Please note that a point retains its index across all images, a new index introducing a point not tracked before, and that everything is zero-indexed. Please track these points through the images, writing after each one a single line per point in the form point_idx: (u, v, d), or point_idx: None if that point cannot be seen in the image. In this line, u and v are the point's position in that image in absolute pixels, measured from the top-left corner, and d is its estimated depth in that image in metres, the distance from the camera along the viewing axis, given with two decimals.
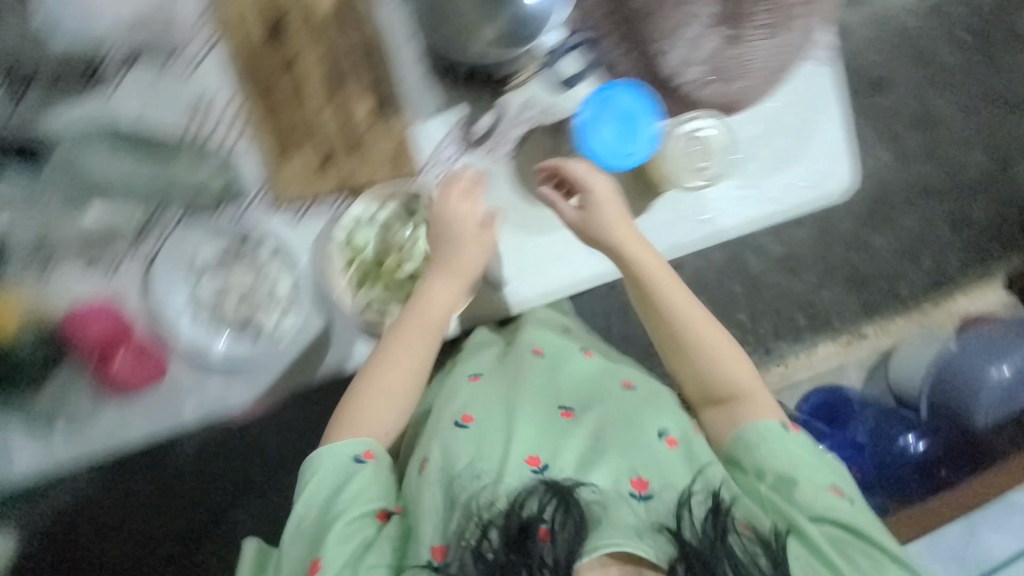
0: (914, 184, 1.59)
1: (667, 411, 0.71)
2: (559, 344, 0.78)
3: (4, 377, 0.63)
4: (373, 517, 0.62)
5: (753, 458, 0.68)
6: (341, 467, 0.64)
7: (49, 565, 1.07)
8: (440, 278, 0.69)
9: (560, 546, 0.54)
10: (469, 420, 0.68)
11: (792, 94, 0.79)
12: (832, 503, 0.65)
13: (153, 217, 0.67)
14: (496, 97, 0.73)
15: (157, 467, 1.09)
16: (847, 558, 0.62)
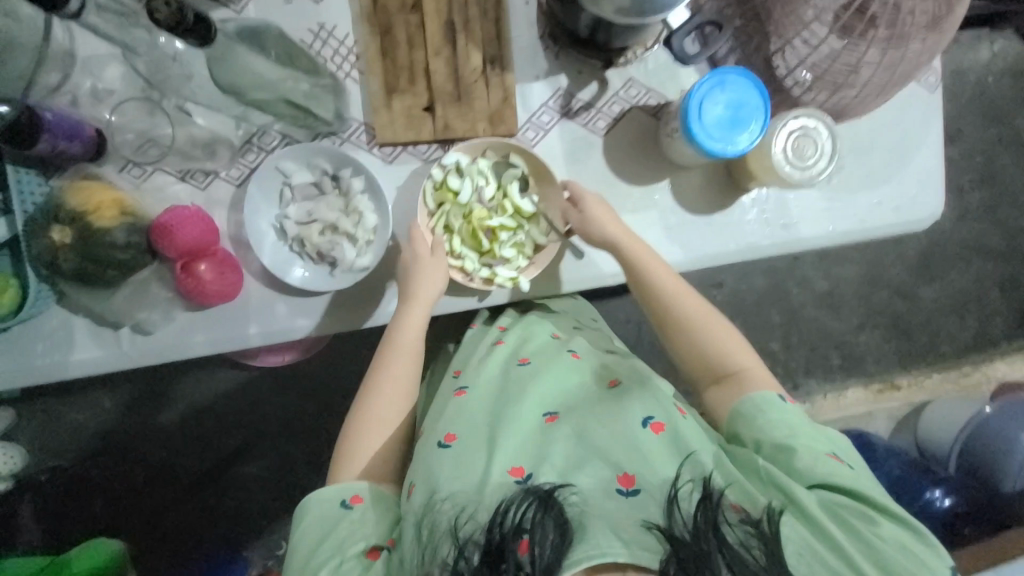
0: (971, 241, 1.55)
1: (659, 396, 0.66)
2: (546, 344, 0.75)
3: (88, 269, 0.62)
4: (362, 557, 0.59)
5: (753, 432, 0.63)
6: (326, 518, 0.62)
7: (96, 466, 1.25)
8: (406, 306, 0.68)
9: (542, 557, 0.50)
10: (452, 438, 0.64)
11: (890, 114, 0.78)
12: (832, 470, 0.59)
13: (256, 136, 0.70)
14: (601, 72, 0.73)
15: (196, 398, 1.25)
16: (850, 530, 0.56)
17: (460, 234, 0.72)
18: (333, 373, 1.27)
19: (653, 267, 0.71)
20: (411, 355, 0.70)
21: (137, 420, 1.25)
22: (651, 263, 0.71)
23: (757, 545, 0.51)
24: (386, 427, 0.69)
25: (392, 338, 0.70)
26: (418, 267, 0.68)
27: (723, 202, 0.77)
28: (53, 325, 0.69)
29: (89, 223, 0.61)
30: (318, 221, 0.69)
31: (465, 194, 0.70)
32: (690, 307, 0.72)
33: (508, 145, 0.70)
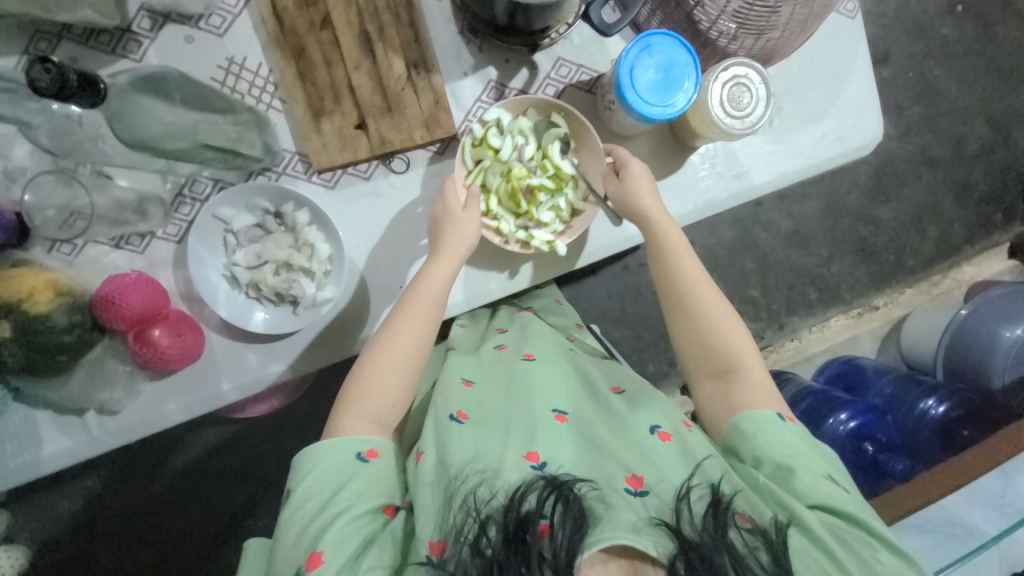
0: (917, 155, 1.59)
1: (662, 406, 0.67)
2: (545, 346, 0.74)
3: (31, 360, 0.59)
4: (379, 512, 0.58)
5: (755, 448, 0.62)
6: (342, 468, 0.59)
7: (90, 552, 1.20)
8: (436, 258, 0.65)
9: (565, 544, 0.50)
10: (465, 415, 0.63)
11: (816, 48, 0.79)
12: (834, 495, 0.59)
13: (187, 188, 0.67)
14: (528, 56, 0.72)
15: (184, 463, 1.21)
16: (852, 555, 0.56)
17: (498, 193, 0.69)
18: (319, 411, 1.23)
19: (654, 209, 0.69)
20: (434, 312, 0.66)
21: (130, 495, 1.20)
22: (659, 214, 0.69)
23: (762, 549, 0.53)
24: (401, 391, 0.65)
25: (413, 291, 0.66)
26: (448, 219, 0.66)
27: (674, 164, 0.77)
28: (14, 424, 0.66)
29: (25, 311, 0.58)
30: (270, 262, 0.67)
31: (505, 151, 0.67)
32: (704, 299, 0.70)
33: (550, 104, 0.67)
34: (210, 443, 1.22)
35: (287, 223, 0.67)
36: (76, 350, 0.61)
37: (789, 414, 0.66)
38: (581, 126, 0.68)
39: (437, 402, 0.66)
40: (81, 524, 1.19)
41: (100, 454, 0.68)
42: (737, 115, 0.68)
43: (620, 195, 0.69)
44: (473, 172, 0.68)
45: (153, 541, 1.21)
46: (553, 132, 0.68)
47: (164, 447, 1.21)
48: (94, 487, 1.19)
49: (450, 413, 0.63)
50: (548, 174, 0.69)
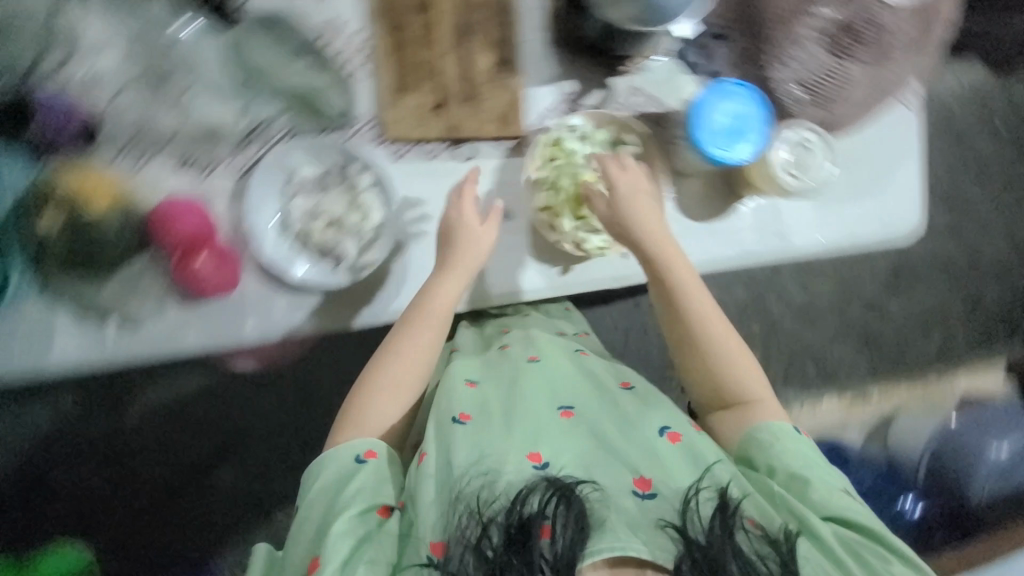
0: (934, 258, 1.64)
1: (670, 408, 0.70)
2: (551, 346, 0.75)
3: (81, 257, 0.63)
4: (373, 513, 0.60)
5: (766, 458, 0.67)
6: (343, 472, 0.63)
7: (46, 471, 1.17)
8: (444, 274, 0.68)
9: (563, 548, 0.52)
10: (467, 417, 0.64)
11: (873, 132, 0.83)
12: (841, 505, 0.64)
13: (259, 129, 0.68)
14: (607, 78, 0.75)
15: (163, 400, 1.19)
16: (858, 558, 0.60)
17: (563, 192, 0.72)
18: (312, 375, 1.22)
19: (654, 235, 0.69)
20: (437, 326, 0.69)
21: (99, 422, 1.18)
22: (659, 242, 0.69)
23: (770, 557, 0.55)
24: (400, 399, 0.69)
25: (424, 305, 0.69)
26: (462, 230, 0.67)
27: (723, 210, 0.79)
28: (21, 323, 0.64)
29: (83, 210, 0.62)
30: (324, 215, 0.69)
31: (581, 155, 0.72)
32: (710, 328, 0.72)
33: (626, 124, 0.73)
34: (194, 386, 1.20)
35: (349, 181, 0.68)
36: (122, 253, 0.64)
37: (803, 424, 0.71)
38: (653, 150, 0.73)
39: (441, 404, 0.67)
40: (43, 441, 1.16)
41: (104, 369, 0.67)
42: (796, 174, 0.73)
43: (614, 220, 0.69)
44: (547, 163, 0.71)
45: (114, 472, 1.19)
46: (626, 147, 0.73)
47: (146, 380, 1.19)
48: (66, 405, 1.17)
49: (453, 416, 0.65)
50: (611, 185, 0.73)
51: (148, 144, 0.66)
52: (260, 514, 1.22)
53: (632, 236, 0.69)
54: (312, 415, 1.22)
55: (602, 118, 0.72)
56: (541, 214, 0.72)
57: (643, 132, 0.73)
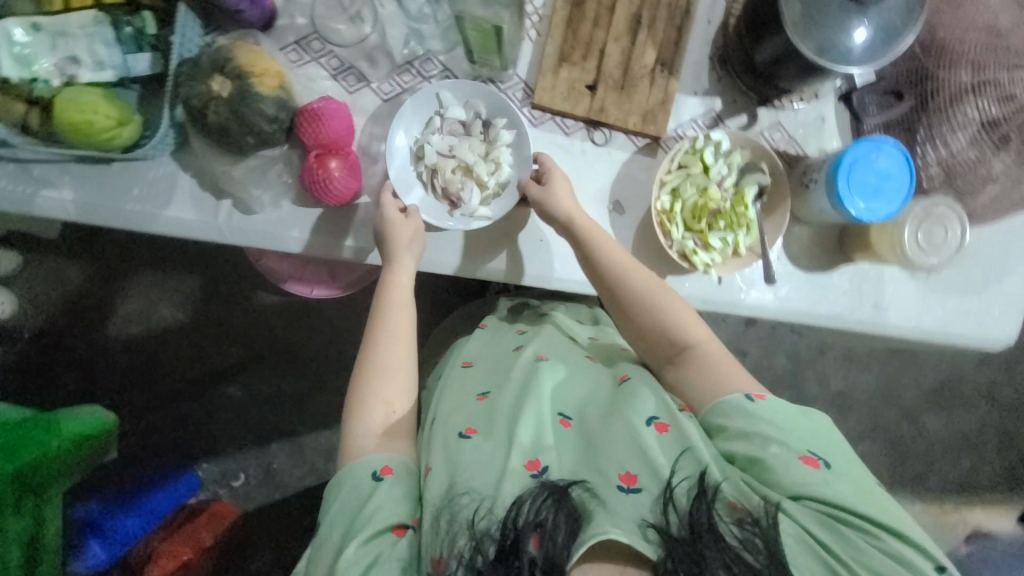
0: (983, 387, 1.58)
1: (654, 390, 0.63)
2: (564, 350, 0.73)
3: (218, 128, 0.61)
4: (388, 532, 0.55)
5: (728, 435, 0.60)
6: (359, 492, 0.58)
7: (71, 336, 1.19)
8: (394, 262, 0.66)
9: (551, 552, 0.49)
10: (473, 430, 0.62)
11: (998, 233, 0.80)
12: (808, 475, 0.55)
13: (418, 61, 0.70)
14: (754, 107, 0.75)
15: (199, 300, 1.22)
16: (843, 541, 0.52)
17: (685, 203, 0.72)
18: (355, 317, 1.25)
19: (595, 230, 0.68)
20: (408, 307, 0.67)
21: (134, 303, 1.21)
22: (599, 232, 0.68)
23: (757, 548, 0.49)
24: (401, 391, 0.64)
25: (383, 295, 0.67)
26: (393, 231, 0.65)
27: (828, 265, 0.77)
28: (155, 175, 0.68)
29: (251, 85, 0.61)
30: (456, 158, 0.69)
31: (715, 169, 0.71)
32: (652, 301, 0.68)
33: (765, 153, 0.72)
34: (233, 295, 1.23)
35: (487, 134, 0.70)
36: (257, 140, 0.63)
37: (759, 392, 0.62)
38: (783, 185, 0.72)
39: (447, 417, 0.65)
40: (78, 306, 1.19)
41: (203, 241, 0.70)
42: (923, 248, 0.71)
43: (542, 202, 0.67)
44: (675, 171, 0.71)
45: (132, 355, 1.21)
46: (756, 175, 0.72)
47: (190, 276, 1.21)
48: (109, 277, 1.20)
49: (460, 430, 0.62)
50: (731, 207, 0.72)
51: (315, 47, 0.69)
52: (258, 441, 1.23)
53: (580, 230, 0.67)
54: (336, 358, 1.25)
55: (738, 141, 0.73)
56: (660, 215, 0.71)
57: (778, 165, 0.72)
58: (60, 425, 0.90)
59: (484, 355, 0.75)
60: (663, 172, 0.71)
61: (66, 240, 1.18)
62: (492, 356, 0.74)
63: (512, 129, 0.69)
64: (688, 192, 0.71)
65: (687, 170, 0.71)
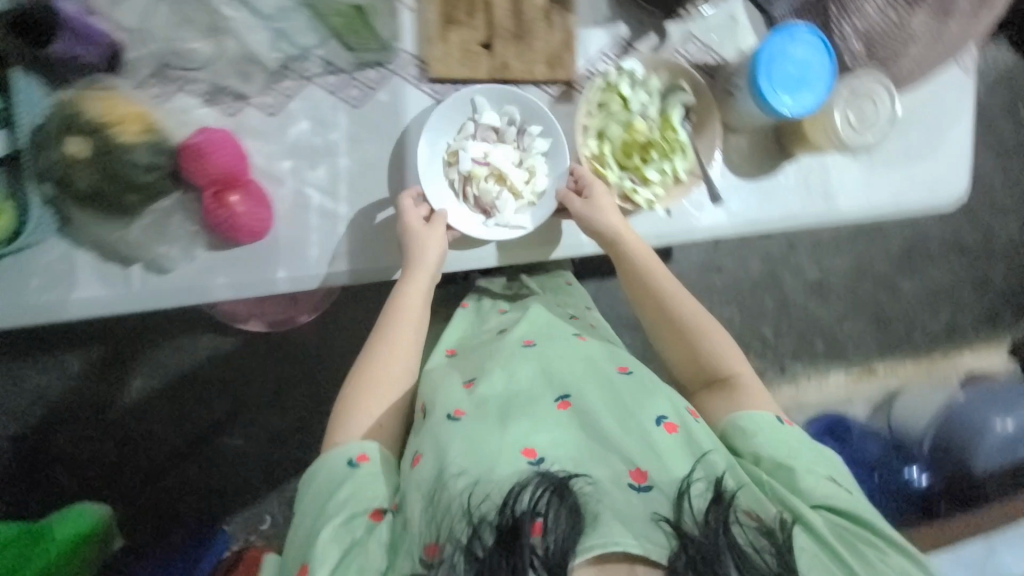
0: (948, 238, 1.62)
1: (667, 392, 0.64)
2: (551, 331, 0.71)
3: (93, 192, 0.57)
4: (364, 516, 0.57)
5: (756, 447, 0.63)
6: (334, 475, 0.60)
7: (51, 436, 1.14)
8: (409, 275, 0.66)
9: (555, 543, 0.47)
10: (461, 414, 0.60)
11: (926, 92, 0.80)
12: (833, 493, 0.59)
13: (293, 62, 0.64)
14: (661, 23, 0.71)
15: (170, 365, 1.17)
16: (854, 551, 0.56)
17: (613, 143, 0.69)
18: (330, 339, 1.20)
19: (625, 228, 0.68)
20: (418, 318, 0.69)
21: (105, 386, 1.16)
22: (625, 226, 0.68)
23: (767, 549, 0.51)
24: (384, 397, 0.66)
25: (393, 308, 0.68)
26: (408, 236, 0.64)
27: (771, 168, 0.75)
28: (46, 260, 0.61)
29: (112, 136, 0.55)
30: (490, 166, 0.67)
31: (633, 102, 0.68)
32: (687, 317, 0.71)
33: (683, 72, 0.68)
34: (202, 351, 1.18)
35: (520, 141, 0.68)
36: (140, 195, 0.58)
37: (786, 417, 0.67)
38: (707, 99, 0.69)
39: (433, 403, 0.63)
40: (50, 405, 1.14)
41: (125, 315, 0.65)
42: (856, 129, 0.69)
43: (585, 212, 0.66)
44: (599, 110, 0.68)
45: (117, 439, 1.16)
46: (678, 96, 0.69)
47: (153, 343, 1.17)
48: (72, 368, 1.15)
49: (447, 413, 0.61)
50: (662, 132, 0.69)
51: (176, 75, 0.62)
52: (271, 482, 1.20)
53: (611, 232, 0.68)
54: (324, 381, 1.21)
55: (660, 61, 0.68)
56: (591, 162, 0.69)
57: (699, 81, 0.69)
58: (52, 530, 0.88)
59: (466, 345, 0.75)
60: (583, 113, 0.67)
61: (18, 341, 1.13)
62: (473, 345, 0.73)
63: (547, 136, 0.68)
64: (619, 130, 0.68)
65: (608, 108, 0.68)
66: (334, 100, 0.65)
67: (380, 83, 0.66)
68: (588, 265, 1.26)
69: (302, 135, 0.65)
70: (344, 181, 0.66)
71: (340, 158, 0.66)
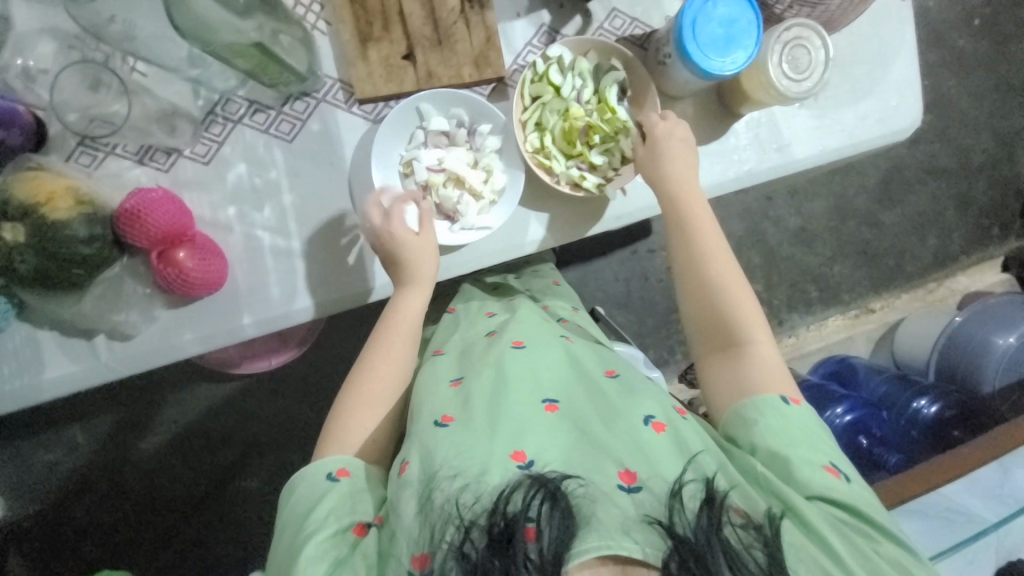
0: (924, 164, 1.60)
1: (653, 396, 0.65)
2: (537, 332, 0.70)
3: (36, 276, 0.55)
4: (347, 532, 0.56)
5: (756, 437, 0.60)
6: (314, 490, 0.59)
7: (66, 510, 1.15)
8: (405, 288, 0.65)
9: (550, 544, 0.46)
10: (450, 419, 0.60)
11: (862, 27, 0.79)
12: (833, 486, 0.57)
13: (218, 108, 0.63)
14: (584, 3, 0.69)
15: (171, 421, 1.17)
16: (847, 543, 0.54)
17: (553, 132, 0.67)
18: (324, 372, 1.20)
19: (681, 179, 0.67)
20: (409, 339, 0.67)
21: (110, 452, 1.16)
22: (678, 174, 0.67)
23: (756, 545, 0.50)
24: (370, 417, 0.65)
25: (389, 321, 0.67)
26: (402, 249, 0.63)
27: (718, 130, 0.75)
28: (14, 344, 0.62)
29: (42, 216, 0.53)
30: (446, 171, 0.67)
31: (566, 89, 0.66)
32: (721, 282, 0.66)
33: (611, 49, 0.67)
34: (200, 402, 1.18)
35: (472, 142, 0.68)
36: (86, 270, 0.57)
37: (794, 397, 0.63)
38: (641, 75, 0.68)
39: (420, 410, 0.63)
40: (60, 480, 1.15)
41: (101, 384, 0.65)
42: (796, 77, 0.68)
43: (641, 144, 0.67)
44: (535, 102, 0.67)
45: (132, 502, 1.17)
46: (611, 75, 0.68)
47: (150, 402, 1.16)
48: (75, 440, 1.15)
49: (435, 419, 0.60)
50: (603, 116, 0.67)
51: (103, 140, 0.61)
52: None
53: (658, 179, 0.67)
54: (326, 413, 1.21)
55: (588, 42, 0.67)
56: (534, 157, 0.66)
57: (628, 54, 0.67)
58: None
59: (450, 342, 0.74)
60: (517, 105, 0.66)
61: (18, 421, 1.13)
62: (461, 346, 0.73)
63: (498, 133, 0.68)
64: (559, 117, 0.67)
65: (542, 98, 0.67)
66: (266, 138, 0.65)
67: (310, 113, 0.65)
68: (568, 252, 1.25)
69: (241, 178, 0.65)
70: (292, 217, 0.66)
71: (283, 195, 0.65)
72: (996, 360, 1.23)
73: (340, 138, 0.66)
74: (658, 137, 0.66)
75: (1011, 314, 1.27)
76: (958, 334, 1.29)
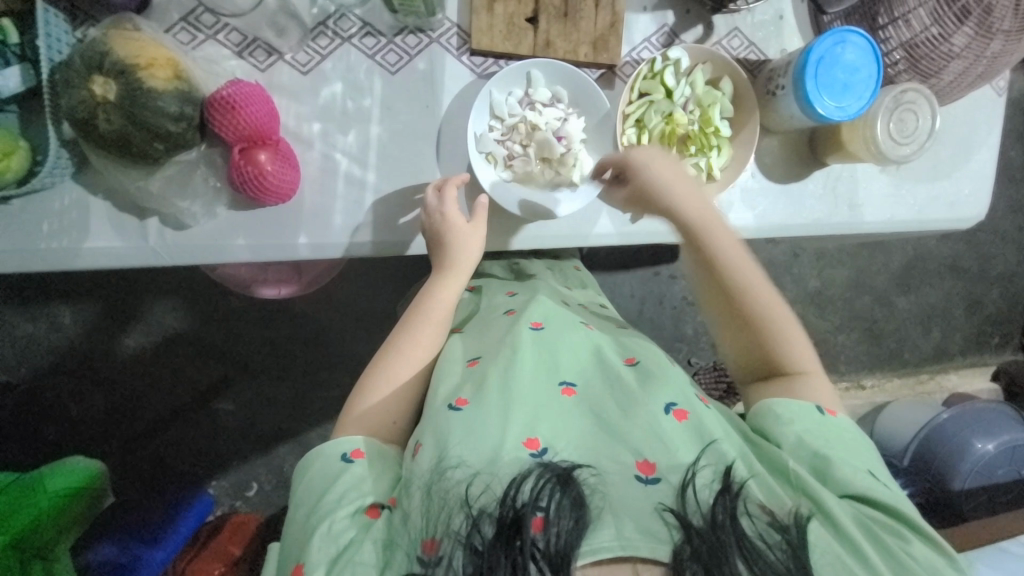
0: (947, 258, 1.62)
1: (673, 380, 0.60)
2: (561, 315, 0.66)
3: (113, 142, 0.53)
4: (361, 514, 0.52)
5: (786, 431, 0.57)
6: (328, 472, 0.55)
7: (38, 392, 1.12)
8: (443, 274, 0.64)
9: (558, 541, 0.44)
10: (464, 402, 0.56)
11: (955, 108, 0.80)
12: (863, 483, 0.54)
13: (332, 22, 0.62)
14: (709, 16, 0.70)
15: (163, 325, 1.14)
16: (876, 543, 0.50)
17: (652, 133, 0.69)
18: (330, 309, 1.18)
19: (683, 196, 0.64)
20: (439, 320, 0.64)
21: (95, 342, 1.13)
22: (685, 186, 0.64)
23: (779, 544, 0.46)
24: (395, 397, 0.61)
25: (423, 303, 0.65)
26: (448, 230, 0.62)
27: (801, 172, 0.75)
28: (61, 205, 0.59)
29: (140, 79, 0.51)
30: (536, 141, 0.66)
31: (677, 93, 0.67)
32: (755, 304, 0.63)
33: (726, 67, 0.67)
34: (196, 313, 1.15)
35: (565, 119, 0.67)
36: (165, 149, 0.55)
37: (830, 407, 0.61)
38: (746, 96, 0.68)
39: (437, 388, 0.60)
40: (38, 360, 1.11)
41: (138, 268, 0.63)
42: (897, 141, 0.68)
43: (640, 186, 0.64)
44: (642, 99, 0.67)
45: (105, 397, 1.14)
46: (720, 92, 0.68)
47: (149, 301, 1.14)
48: (62, 323, 1.12)
49: (449, 402, 0.57)
50: (704, 128, 0.68)
51: (208, 21, 0.60)
52: (262, 447, 1.18)
53: (665, 199, 0.64)
54: (320, 351, 1.18)
55: (705, 56, 0.67)
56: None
57: (741, 74, 0.67)
58: (45, 482, 0.87)
59: (470, 323, 0.71)
60: (625, 101, 0.67)
61: (12, 291, 1.10)
62: (477, 326, 0.69)
63: (594, 118, 0.67)
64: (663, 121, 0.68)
65: (651, 97, 0.67)
66: (370, 63, 0.64)
67: (420, 49, 0.65)
68: (595, 257, 1.25)
69: (334, 96, 0.63)
70: (374, 148, 0.64)
71: (372, 125, 0.64)
72: (972, 465, 1.12)
73: (442, 80, 0.65)
74: (637, 165, 0.64)
75: (998, 421, 1.16)
76: (943, 430, 1.18)
